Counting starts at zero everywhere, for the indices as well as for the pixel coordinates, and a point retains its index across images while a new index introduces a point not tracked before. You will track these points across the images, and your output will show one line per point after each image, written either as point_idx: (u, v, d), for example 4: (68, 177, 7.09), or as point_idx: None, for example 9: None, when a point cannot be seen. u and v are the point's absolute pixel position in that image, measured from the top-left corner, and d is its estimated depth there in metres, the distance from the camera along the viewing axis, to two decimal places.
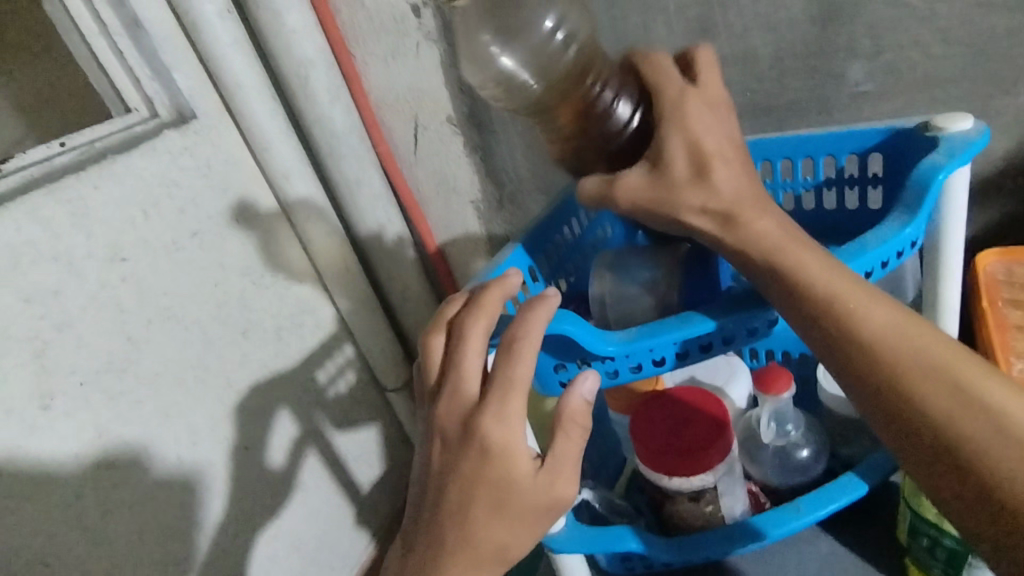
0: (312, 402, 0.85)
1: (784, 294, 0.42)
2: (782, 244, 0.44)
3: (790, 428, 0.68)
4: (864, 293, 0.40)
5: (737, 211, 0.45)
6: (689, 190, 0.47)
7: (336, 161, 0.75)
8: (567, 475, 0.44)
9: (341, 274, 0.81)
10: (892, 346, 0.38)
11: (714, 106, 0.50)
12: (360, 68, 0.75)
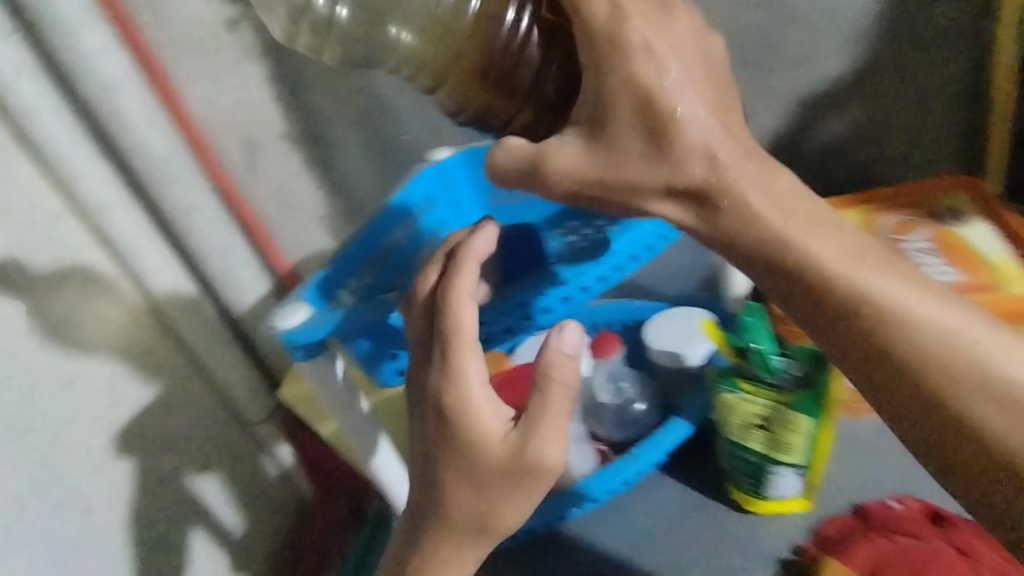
0: (166, 456, 0.74)
1: (799, 292, 0.39)
2: (782, 230, 0.39)
3: (623, 385, 0.79)
4: (884, 281, 0.38)
5: (718, 194, 0.40)
6: (638, 157, 0.41)
7: (163, 186, 0.68)
8: (553, 436, 0.47)
9: (182, 307, 0.74)
10: (916, 340, 0.37)
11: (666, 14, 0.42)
12: (179, 89, 0.72)
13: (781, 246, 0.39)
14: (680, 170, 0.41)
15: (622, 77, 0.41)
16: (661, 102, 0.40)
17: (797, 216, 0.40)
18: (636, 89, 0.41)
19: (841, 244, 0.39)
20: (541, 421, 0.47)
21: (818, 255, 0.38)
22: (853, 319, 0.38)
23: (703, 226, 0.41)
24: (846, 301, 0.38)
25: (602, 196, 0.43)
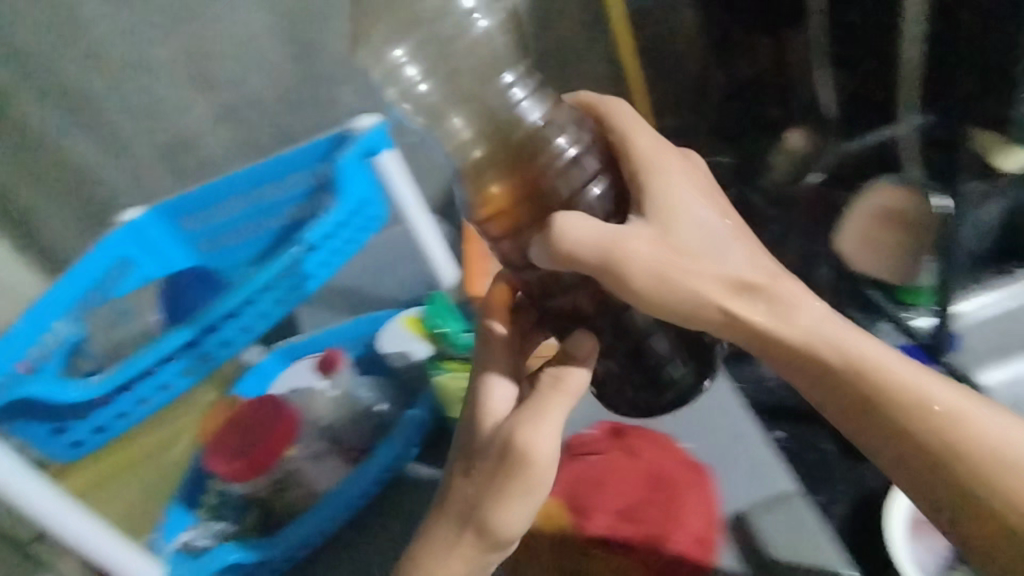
0: None
1: (849, 386, 0.47)
2: (836, 333, 0.48)
3: (364, 393, 0.80)
4: (927, 376, 0.46)
5: (776, 298, 0.49)
6: (689, 256, 0.50)
7: None
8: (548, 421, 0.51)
9: None
10: (958, 432, 0.44)
11: (690, 177, 0.54)
12: None
13: (822, 351, 0.47)
14: (729, 269, 0.50)
15: (668, 197, 0.50)
16: (724, 244, 0.51)
17: (857, 334, 0.48)
18: (668, 196, 0.51)
19: (896, 359, 0.46)
20: (535, 416, 0.51)
21: (874, 365, 0.46)
22: (883, 420, 0.46)
23: (776, 324, 0.49)
24: (880, 397, 0.46)
25: (671, 285, 0.48)
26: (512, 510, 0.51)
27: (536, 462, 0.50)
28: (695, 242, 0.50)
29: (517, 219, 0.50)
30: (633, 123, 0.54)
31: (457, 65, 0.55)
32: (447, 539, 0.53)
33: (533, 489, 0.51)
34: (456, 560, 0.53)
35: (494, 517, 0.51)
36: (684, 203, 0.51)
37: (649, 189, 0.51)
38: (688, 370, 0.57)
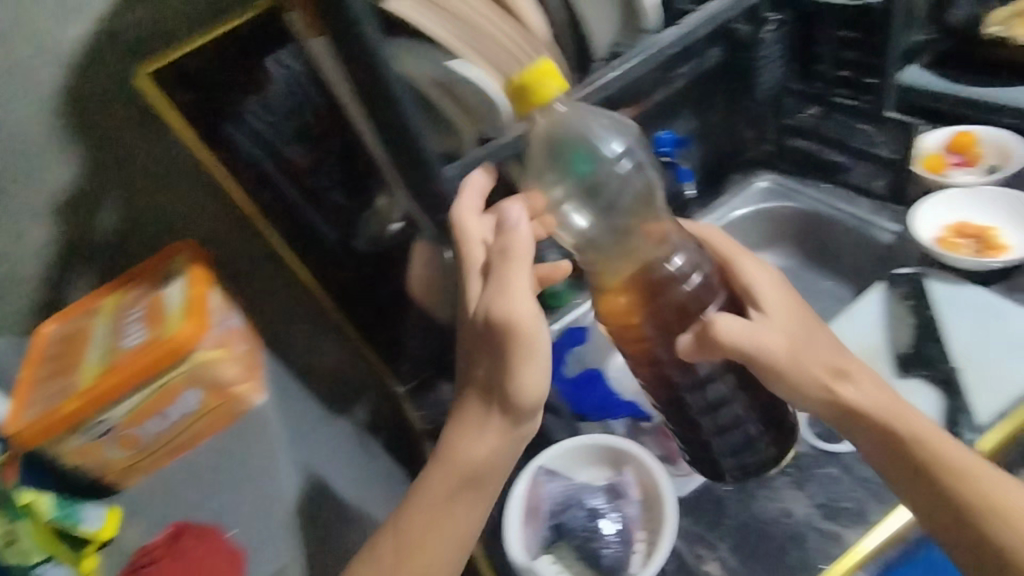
0: None
1: (903, 461, 0.59)
2: (912, 418, 0.60)
3: None
4: (987, 472, 0.57)
5: (851, 372, 0.61)
6: (815, 349, 0.62)
7: None
8: (515, 285, 0.59)
9: None
10: (994, 514, 0.55)
11: (795, 303, 0.66)
12: None
13: (893, 425, 0.59)
14: (836, 359, 0.62)
15: (773, 303, 0.64)
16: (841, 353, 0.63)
17: (900, 406, 0.61)
18: (770, 301, 0.64)
19: (930, 430, 0.59)
20: (505, 288, 0.58)
21: (909, 442, 0.58)
22: (925, 483, 0.58)
23: (839, 395, 0.61)
24: (921, 466, 0.58)
25: (748, 355, 0.61)
26: (525, 379, 0.58)
27: (528, 338, 0.57)
28: (821, 344, 0.63)
29: (626, 318, 0.66)
30: (740, 255, 0.68)
31: (611, 203, 0.66)
32: (482, 414, 0.61)
33: (533, 349, 0.58)
34: (482, 443, 0.61)
35: (510, 387, 0.58)
36: (794, 316, 0.64)
37: (778, 312, 0.64)
38: (769, 446, 0.73)
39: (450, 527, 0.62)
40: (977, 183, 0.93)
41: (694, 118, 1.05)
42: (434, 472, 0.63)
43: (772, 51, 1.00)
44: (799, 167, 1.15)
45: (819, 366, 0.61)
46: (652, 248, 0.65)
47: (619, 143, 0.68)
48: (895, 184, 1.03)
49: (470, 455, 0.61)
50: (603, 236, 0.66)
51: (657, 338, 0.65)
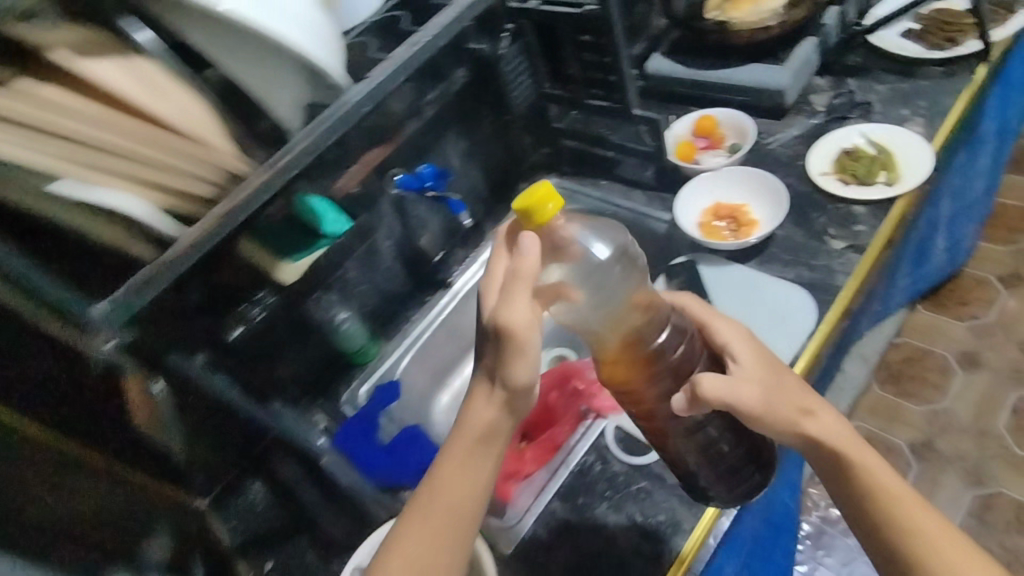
0: None
1: (842, 487, 0.61)
2: (858, 449, 0.60)
3: None
4: (921, 503, 0.59)
5: (813, 409, 0.60)
6: (787, 398, 0.60)
7: None
8: (517, 299, 0.54)
9: None
10: (922, 540, 0.57)
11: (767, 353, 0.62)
12: None
13: (845, 451, 0.60)
14: (805, 402, 0.61)
15: (748, 356, 0.61)
16: (805, 395, 0.61)
17: (875, 460, 0.60)
18: (737, 352, 0.62)
19: (896, 483, 0.60)
20: (510, 293, 0.54)
21: (876, 487, 0.59)
22: (881, 531, 0.58)
23: (796, 435, 0.60)
24: (880, 514, 0.58)
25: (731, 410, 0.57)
26: (518, 368, 0.55)
27: (515, 331, 0.53)
28: (793, 384, 0.61)
29: (626, 384, 0.65)
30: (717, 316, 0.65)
31: (608, 288, 0.61)
32: (487, 378, 0.58)
33: (522, 343, 0.54)
34: (484, 407, 0.57)
35: (502, 366, 0.56)
36: (781, 365, 0.62)
37: (755, 359, 0.61)
38: (755, 474, 0.69)
39: (460, 487, 0.58)
40: (723, 164, 0.99)
41: (461, 140, 1.07)
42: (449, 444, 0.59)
43: (515, 63, 0.99)
44: (577, 167, 1.17)
45: (792, 416, 0.59)
46: (640, 320, 0.62)
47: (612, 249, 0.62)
48: (658, 174, 1.06)
49: (474, 418, 0.57)
50: (603, 313, 0.62)
51: (651, 394, 0.64)
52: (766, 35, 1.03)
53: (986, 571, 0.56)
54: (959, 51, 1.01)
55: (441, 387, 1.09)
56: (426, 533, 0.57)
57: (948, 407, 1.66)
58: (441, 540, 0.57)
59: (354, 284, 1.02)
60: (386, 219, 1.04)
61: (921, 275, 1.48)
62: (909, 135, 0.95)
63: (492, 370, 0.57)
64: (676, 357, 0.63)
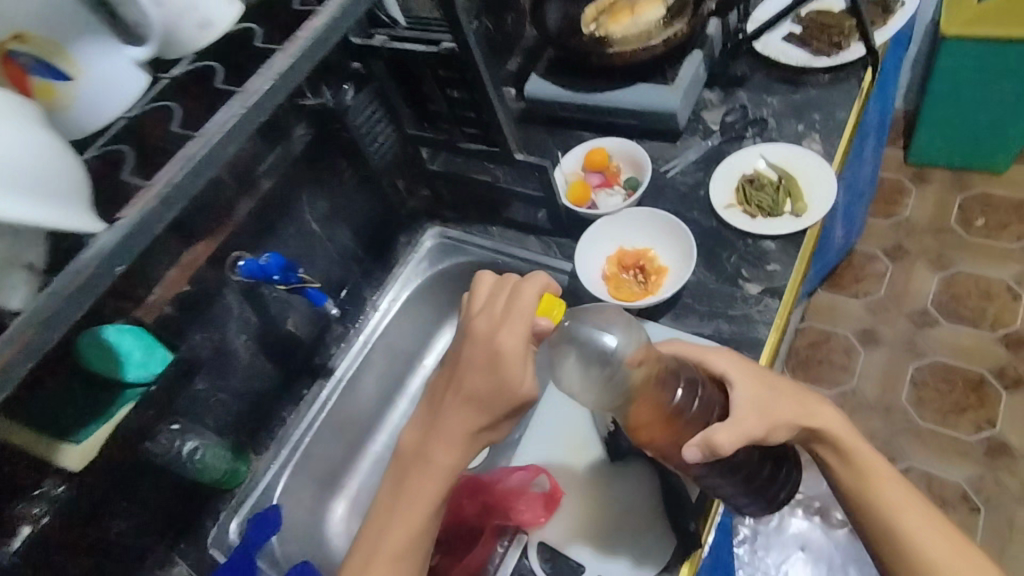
0: None
1: (815, 444, 0.68)
2: (838, 424, 0.67)
3: None
4: (878, 459, 0.68)
5: (808, 414, 0.66)
6: (785, 403, 0.64)
7: None
8: (516, 371, 0.62)
9: None
10: (875, 477, 0.66)
11: (765, 373, 0.67)
12: None
13: (825, 425, 0.67)
14: (801, 407, 0.65)
15: (745, 380, 0.64)
16: (800, 396, 0.67)
17: (873, 461, 0.67)
18: (734, 373, 0.65)
19: (892, 484, 0.66)
20: (525, 359, 0.62)
21: (872, 481, 0.66)
22: (870, 516, 0.66)
23: (799, 432, 0.65)
24: (872, 503, 0.66)
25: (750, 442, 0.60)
26: (494, 423, 0.63)
27: (522, 390, 0.62)
28: (789, 392, 0.66)
29: (652, 445, 0.62)
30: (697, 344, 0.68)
31: (614, 369, 0.61)
32: (461, 425, 0.63)
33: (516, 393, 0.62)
34: (451, 453, 0.62)
35: (486, 414, 0.62)
36: (768, 375, 0.66)
37: (756, 378, 0.65)
38: (782, 466, 0.67)
39: (420, 526, 0.61)
40: (621, 207, 0.88)
41: (318, 201, 0.91)
42: (411, 484, 0.62)
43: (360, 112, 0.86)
44: (461, 211, 1.03)
45: (793, 419, 0.64)
46: (659, 385, 0.62)
47: (623, 334, 0.63)
48: (552, 219, 0.94)
49: (441, 461, 0.62)
50: (614, 393, 0.61)
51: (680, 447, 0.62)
52: (649, 56, 0.91)
53: (919, 519, 0.64)
54: (845, 56, 0.96)
55: (335, 493, 0.94)
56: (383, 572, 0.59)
57: (856, 388, 1.68)
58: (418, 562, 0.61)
59: (204, 397, 0.84)
60: (237, 311, 0.85)
61: (823, 265, 1.44)
62: (810, 157, 0.88)
63: (474, 413, 0.62)
64: (691, 407, 0.63)
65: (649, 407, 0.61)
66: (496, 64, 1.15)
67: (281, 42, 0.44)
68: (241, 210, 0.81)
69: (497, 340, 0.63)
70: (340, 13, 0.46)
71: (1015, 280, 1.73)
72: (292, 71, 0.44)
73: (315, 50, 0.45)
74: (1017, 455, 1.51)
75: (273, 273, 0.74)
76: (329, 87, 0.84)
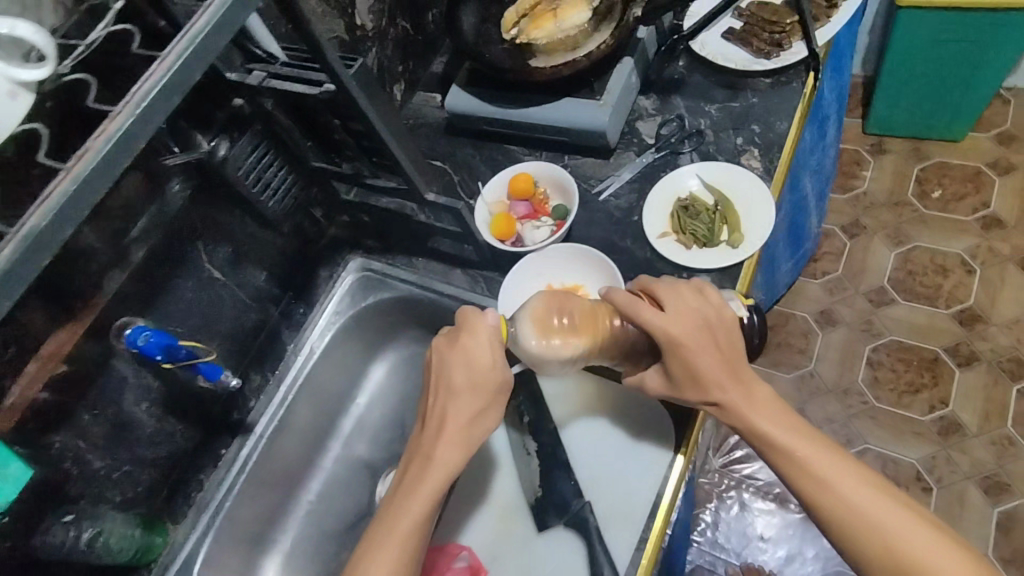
0: None
1: (741, 431, 0.63)
2: (755, 408, 0.62)
3: None
4: (806, 436, 0.61)
5: (727, 402, 0.62)
6: (695, 391, 0.63)
7: None
8: (485, 359, 0.64)
9: None
10: (805, 461, 0.59)
11: (699, 334, 0.62)
12: None
13: (741, 413, 0.61)
14: (713, 392, 0.62)
15: (669, 351, 0.62)
16: (733, 360, 0.62)
17: (806, 442, 0.60)
18: (664, 332, 0.62)
19: (832, 462, 0.59)
20: (493, 352, 0.64)
21: (811, 469, 0.59)
22: (816, 506, 0.59)
23: (719, 413, 0.63)
24: (818, 491, 0.58)
25: (674, 393, 0.65)
26: (476, 413, 0.63)
27: (497, 374, 0.64)
28: (713, 378, 0.61)
29: (623, 359, 0.70)
30: (643, 308, 0.63)
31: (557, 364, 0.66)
32: (458, 423, 0.63)
33: (489, 376, 0.63)
34: (454, 452, 0.62)
35: (465, 403, 0.63)
36: (702, 357, 0.61)
37: (678, 360, 0.62)
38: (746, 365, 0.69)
39: (420, 523, 0.59)
40: (547, 241, 0.82)
41: (215, 248, 0.83)
42: (412, 485, 0.61)
43: (246, 159, 0.80)
44: (384, 241, 0.95)
45: (700, 403, 0.63)
46: (604, 333, 0.67)
47: (563, 337, 0.65)
48: (478, 253, 0.87)
49: (443, 460, 0.61)
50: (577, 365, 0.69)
51: (639, 358, 0.69)
52: (571, 71, 0.82)
53: (861, 496, 0.57)
54: (786, 58, 0.89)
55: (266, 551, 0.89)
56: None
57: (814, 371, 1.45)
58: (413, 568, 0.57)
59: (103, 477, 0.77)
60: (130, 381, 0.77)
61: (801, 257, 1.18)
62: (749, 179, 0.82)
63: (458, 406, 0.63)
64: (628, 336, 0.68)
65: (602, 352, 0.68)
66: (419, 68, 1.04)
67: (59, 165, 0.39)
68: (113, 281, 0.73)
69: (465, 340, 0.64)
70: (70, 195, 0.39)
71: (970, 254, 1.51)
72: (38, 248, 0.39)
73: (58, 229, 0.39)
74: (969, 434, 1.33)
75: (155, 354, 0.73)
76: (206, 135, 0.76)
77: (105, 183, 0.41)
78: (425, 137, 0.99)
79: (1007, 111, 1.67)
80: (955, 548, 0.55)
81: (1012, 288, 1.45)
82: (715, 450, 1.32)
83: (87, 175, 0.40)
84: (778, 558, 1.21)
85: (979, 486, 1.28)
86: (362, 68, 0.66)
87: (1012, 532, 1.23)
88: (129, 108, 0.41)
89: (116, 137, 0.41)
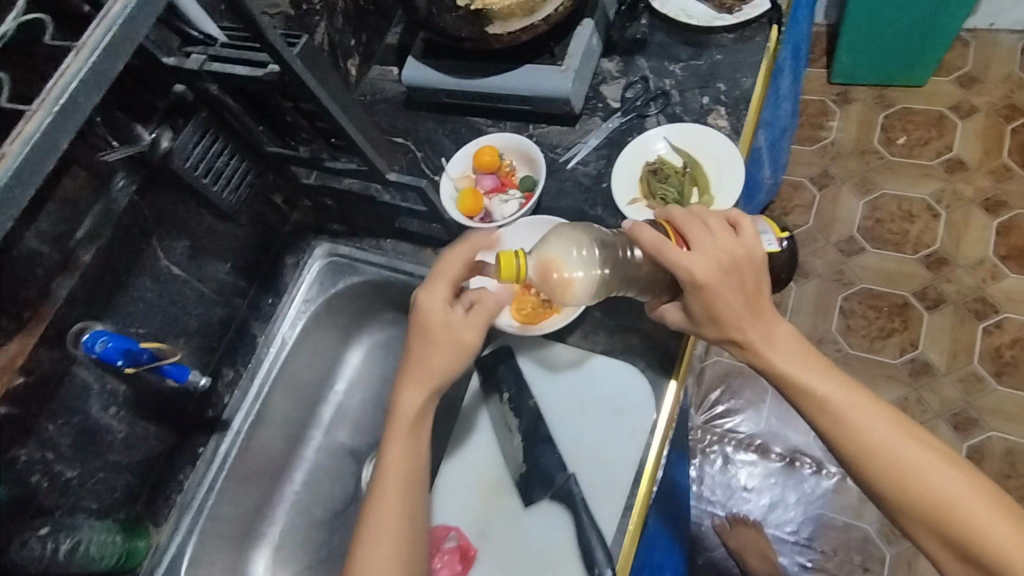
0: None
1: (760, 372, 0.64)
2: (778, 350, 0.63)
3: None
4: (833, 378, 0.61)
5: (750, 341, 0.62)
6: (714, 329, 0.63)
7: None
8: (436, 307, 0.63)
9: None
10: (828, 402, 0.60)
11: (722, 274, 0.60)
12: None
13: (762, 355, 0.63)
14: (732, 332, 0.62)
15: (692, 291, 0.61)
16: (759, 294, 0.62)
17: (830, 380, 0.61)
18: (690, 267, 0.60)
19: (855, 402, 0.60)
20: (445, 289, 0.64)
21: (836, 409, 0.60)
22: (840, 444, 0.60)
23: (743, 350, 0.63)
24: (838, 430, 0.60)
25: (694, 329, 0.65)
26: (427, 353, 0.63)
27: (436, 313, 0.63)
28: (734, 318, 0.61)
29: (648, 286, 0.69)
30: (669, 249, 0.60)
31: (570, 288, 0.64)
32: (418, 364, 0.63)
33: (429, 323, 0.63)
34: (414, 394, 0.63)
35: (418, 347, 0.64)
36: (727, 298, 0.61)
37: (700, 299, 0.61)
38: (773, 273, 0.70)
39: (401, 465, 0.62)
40: (517, 215, 0.80)
41: (172, 244, 0.80)
42: (385, 436, 0.64)
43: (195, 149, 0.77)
44: (349, 223, 0.93)
45: (719, 340, 0.64)
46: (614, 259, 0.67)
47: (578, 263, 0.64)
48: (447, 231, 0.85)
49: (406, 405, 0.63)
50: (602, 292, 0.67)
51: (657, 284, 0.69)
52: (530, 36, 0.79)
53: (888, 435, 0.58)
54: (749, 13, 0.87)
55: (255, 544, 0.88)
56: (375, 535, 0.61)
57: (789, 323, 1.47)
58: (401, 497, 0.62)
59: (76, 486, 0.75)
60: (92, 387, 0.74)
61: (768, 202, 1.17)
62: (715, 138, 0.81)
63: (422, 348, 0.63)
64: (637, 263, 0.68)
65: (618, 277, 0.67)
66: (373, 41, 1.00)
67: None
68: (62, 286, 0.70)
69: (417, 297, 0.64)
70: None
71: (935, 199, 1.53)
72: None
73: None
74: (938, 374, 1.37)
75: (115, 359, 0.70)
76: (147, 126, 0.73)
77: (25, 193, 0.39)
78: (384, 113, 0.96)
79: (968, 54, 1.67)
80: (975, 480, 0.56)
81: (975, 230, 1.48)
82: (696, 407, 1.35)
83: (5, 184, 0.37)
84: (761, 506, 1.25)
85: (948, 422, 1.32)
86: (306, 44, 0.63)
87: (980, 462, 1.28)
88: (44, 105, 0.38)
89: (34, 142, 0.38)
